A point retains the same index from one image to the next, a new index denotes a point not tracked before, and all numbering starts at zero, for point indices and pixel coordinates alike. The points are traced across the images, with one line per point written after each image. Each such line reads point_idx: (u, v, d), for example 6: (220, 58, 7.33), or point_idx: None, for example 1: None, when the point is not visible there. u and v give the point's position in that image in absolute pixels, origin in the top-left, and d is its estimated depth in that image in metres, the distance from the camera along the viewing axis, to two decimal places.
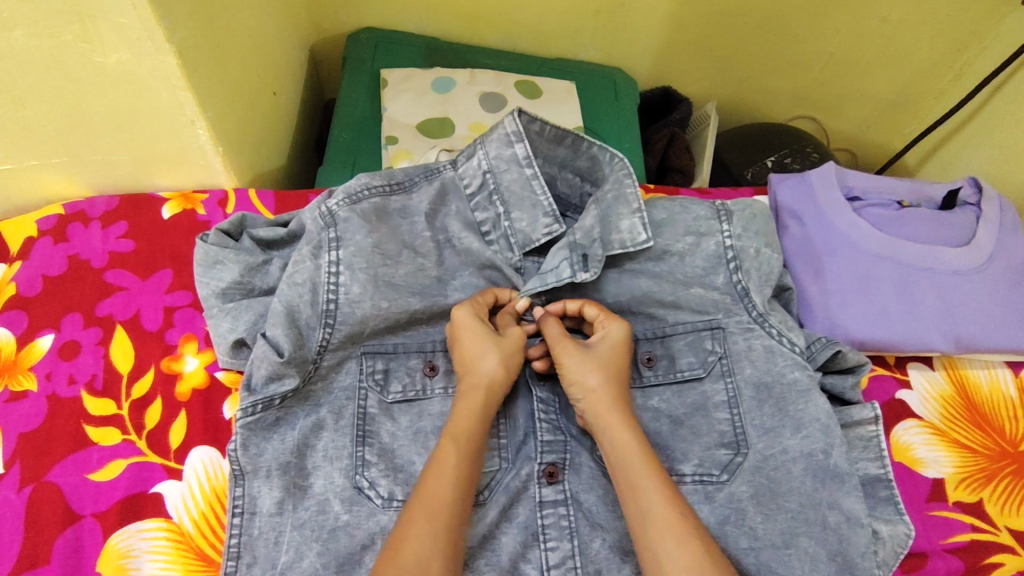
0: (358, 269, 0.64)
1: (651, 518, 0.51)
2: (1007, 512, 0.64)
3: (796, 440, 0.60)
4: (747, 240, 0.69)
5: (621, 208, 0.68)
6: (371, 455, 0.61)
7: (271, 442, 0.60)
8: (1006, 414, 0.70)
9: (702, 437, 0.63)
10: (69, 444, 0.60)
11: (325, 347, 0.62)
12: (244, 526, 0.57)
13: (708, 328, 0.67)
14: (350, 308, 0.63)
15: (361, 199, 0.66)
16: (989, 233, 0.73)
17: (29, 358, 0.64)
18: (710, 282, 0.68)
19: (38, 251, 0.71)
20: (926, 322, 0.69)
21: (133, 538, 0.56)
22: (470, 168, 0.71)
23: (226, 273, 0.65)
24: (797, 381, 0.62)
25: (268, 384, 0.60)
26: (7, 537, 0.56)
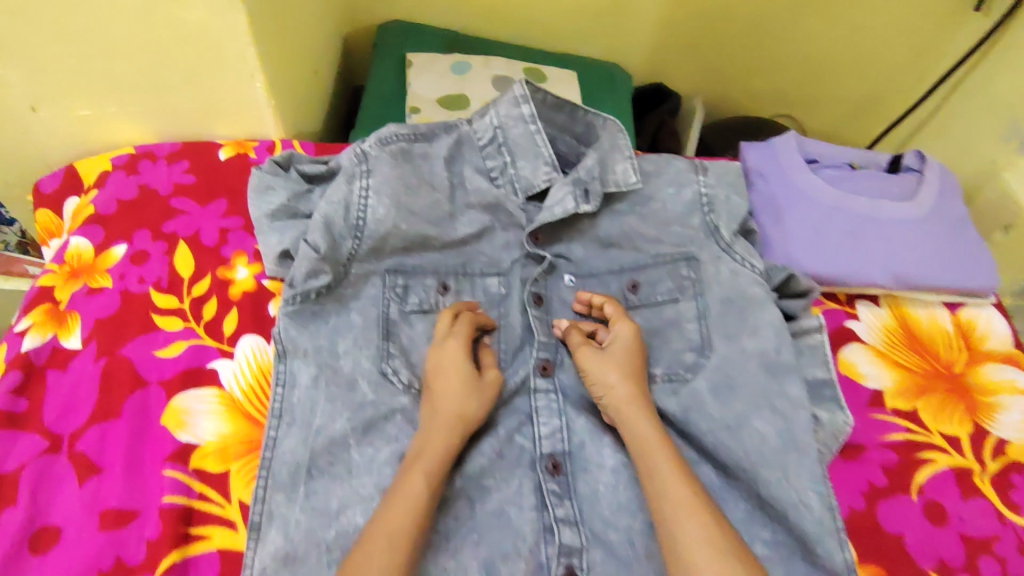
0: (384, 194, 0.76)
1: (665, 495, 0.58)
2: (939, 419, 0.74)
3: (753, 341, 0.72)
4: (718, 187, 0.81)
5: (616, 155, 0.81)
6: (394, 348, 0.72)
7: (308, 330, 0.70)
8: (942, 344, 0.80)
9: (673, 343, 0.74)
10: (139, 328, 0.71)
11: (353, 255, 0.74)
12: (285, 393, 0.67)
13: (684, 258, 0.78)
14: (376, 225, 0.75)
15: (390, 142, 0.79)
16: (930, 193, 0.85)
17: (104, 262, 0.76)
18: (687, 222, 0.80)
19: (112, 180, 0.83)
20: (871, 261, 0.80)
21: (192, 400, 0.67)
22: (482, 124, 0.83)
23: (275, 197, 0.77)
24: (756, 295, 0.74)
25: (304, 280, 0.71)
26: (86, 395, 0.67)
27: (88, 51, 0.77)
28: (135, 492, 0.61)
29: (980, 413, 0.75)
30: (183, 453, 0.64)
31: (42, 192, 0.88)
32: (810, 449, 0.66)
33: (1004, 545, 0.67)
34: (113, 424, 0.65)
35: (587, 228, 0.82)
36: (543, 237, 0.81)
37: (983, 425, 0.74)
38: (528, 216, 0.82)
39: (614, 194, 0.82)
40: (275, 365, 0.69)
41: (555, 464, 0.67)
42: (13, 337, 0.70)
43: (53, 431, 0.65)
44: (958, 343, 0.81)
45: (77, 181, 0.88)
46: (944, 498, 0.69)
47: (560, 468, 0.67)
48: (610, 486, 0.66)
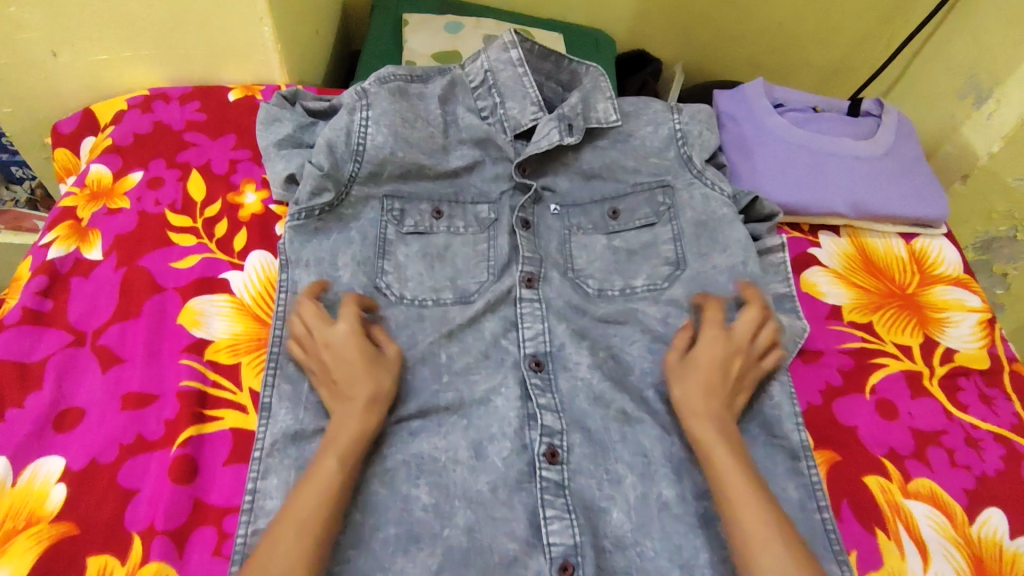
0: (382, 125, 0.81)
1: (741, 526, 0.57)
2: (892, 331, 0.80)
3: (722, 257, 0.79)
4: (692, 123, 0.87)
5: (597, 95, 0.87)
6: (388, 266, 0.76)
7: (312, 243, 0.76)
8: (896, 268, 0.87)
9: (651, 261, 0.81)
10: (155, 243, 0.77)
11: (354, 178, 0.79)
12: (288, 298, 0.72)
13: (660, 186, 0.84)
14: (374, 151, 0.80)
15: (388, 80, 0.84)
16: (888, 134, 0.92)
17: (123, 187, 0.82)
18: (664, 156, 0.86)
19: (128, 118, 0.89)
20: (831, 192, 0.87)
21: (206, 304, 0.73)
22: (474, 68, 0.87)
23: (283, 128, 0.83)
24: (725, 216, 0.81)
25: (308, 196, 0.77)
26: (108, 298, 0.72)
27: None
28: (154, 378, 0.67)
29: (930, 327, 0.82)
30: (198, 346, 0.69)
31: (60, 132, 0.94)
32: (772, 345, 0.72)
33: (952, 438, 0.73)
34: (132, 323, 0.70)
35: (570, 161, 0.87)
36: (530, 169, 0.87)
37: (933, 336, 0.81)
38: (516, 150, 0.86)
39: (595, 131, 0.87)
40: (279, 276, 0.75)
41: (537, 363, 0.72)
42: (40, 250, 0.76)
43: (78, 327, 0.70)
44: (911, 268, 0.88)
45: (93, 122, 0.94)
46: (896, 397, 0.75)
47: (541, 365, 0.72)
48: (587, 380, 0.71)
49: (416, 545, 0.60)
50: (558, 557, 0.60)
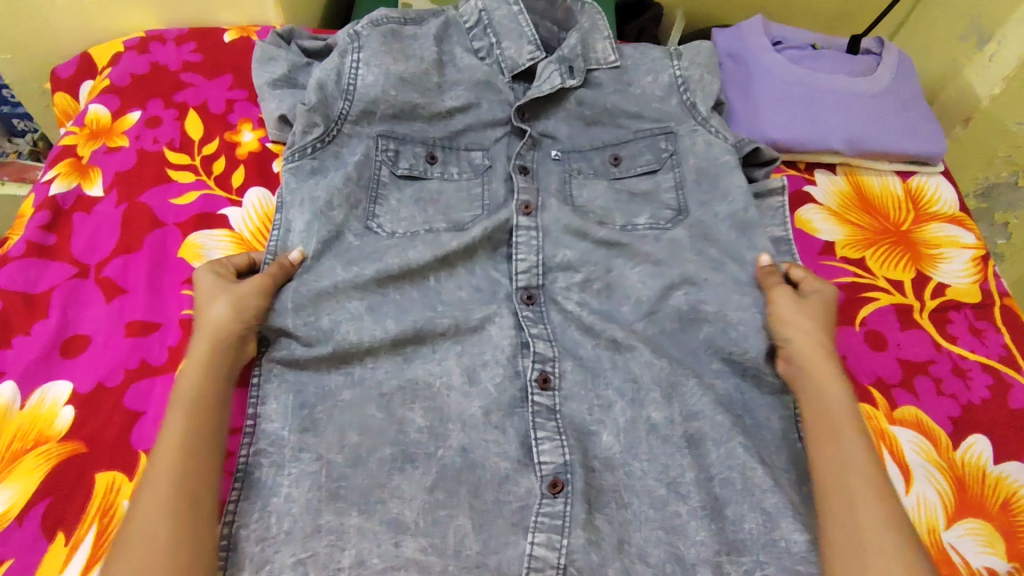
0: (373, 64, 0.79)
1: (850, 466, 0.57)
2: (885, 267, 0.81)
3: (725, 204, 0.78)
4: (690, 66, 0.86)
5: (595, 35, 0.86)
6: (381, 209, 0.76)
7: (306, 181, 0.75)
8: (892, 205, 0.88)
9: (653, 204, 0.80)
10: (155, 179, 0.78)
11: (345, 116, 0.78)
12: (280, 237, 0.72)
13: (662, 133, 0.83)
14: (366, 89, 0.79)
15: (382, 22, 0.82)
16: (887, 72, 0.91)
17: (121, 126, 0.83)
18: (665, 102, 0.84)
19: (125, 59, 0.89)
20: (826, 129, 0.87)
21: (205, 238, 0.74)
22: (468, 7, 0.86)
23: (276, 68, 0.83)
24: (728, 162, 0.80)
25: (301, 134, 0.76)
26: (111, 232, 0.74)
27: None
28: (156, 308, 0.68)
29: (923, 263, 0.82)
30: None
31: (58, 77, 0.94)
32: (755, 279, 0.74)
33: (939, 368, 0.74)
34: (134, 256, 0.72)
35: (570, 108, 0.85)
36: (529, 113, 0.84)
37: (924, 272, 0.81)
38: (517, 94, 0.85)
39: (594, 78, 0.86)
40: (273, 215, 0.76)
41: (530, 296, 0.73)
42: (42, 187, 0.77)
43: (81, 260, 0.72)
44: (907, 206, 0.88)
45: (90, 65, 0.94)
46: (886, 328, 0.76)
47: (533, 298, 0.73)
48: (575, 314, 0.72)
49: (411, 464, 0.62)
50: (548, 475, 0.61)
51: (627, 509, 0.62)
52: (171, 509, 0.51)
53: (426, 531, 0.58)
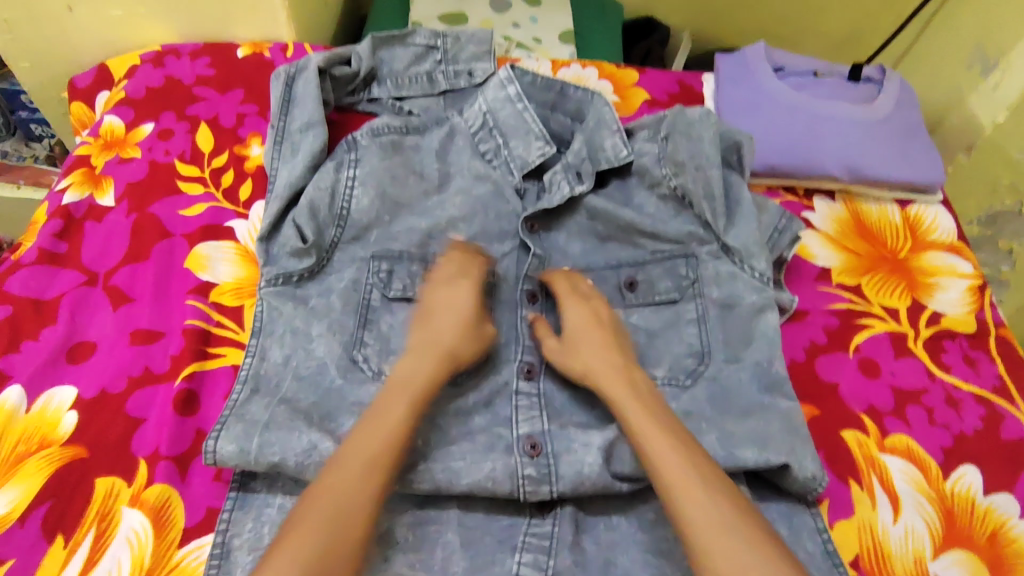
0: (369, 185, 0.78)
1: (665, 467, 0.55)
2: (880, 295, 0.82)
3: (750, 351, 0.73)
4: (710, 167, 0.79)
5: (603, 132, 0.84)
6: (369, 337, 0.70)
7: (285, 307, 0.70)
8: (890, 234, 0.88)
9: (674, 347, 0.74)
10: (165, 191, 0.80)
11: (336, 243, 0.75)
12: (254, 365, 0.67)
13: (683, 256, 0.78)
14: (360, 214, 0.77)
15: (381, 133, 0.82)
16: (887, 101, 0.92)
17: (134, 138, 0.85)
18: (673, 218, 0.81)
19: (140, 72, 0.92)
20: (824, 156, 0.87)
21: (211, 249, 0.76)
22: (473, 111, 0.86)
23: (295, 117, 0.81)
24: (754, 303, 0.75)
25: (288, 260, 0.72)
26: (119, 241, 0.76)
27: None
28: (162, 317, 0.70)
29: (918, 291, 0.83)
30: (204, 288, 0.72)
31: (76, 88, 0.97)
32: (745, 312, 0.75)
33: (932, 397, 0.75)
34: (142, 265, 0.74)
35: (577, 209, 0.83)
36: (539, 225, 0.82)
37: (920, 300, 0.82)
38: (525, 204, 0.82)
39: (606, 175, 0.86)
40: (249, 340, 0.69)
41: (530, 370, 0.69)
42: (55, 196, 0.79)
43: (91, 268, 0.74)
44: (905, 234, 0.88)
45: (108, 77, 0.97)
46: (879, 357, 0.77)
47: (533, 374, 0.69)
48: (579, 380, 0.71)
49: None
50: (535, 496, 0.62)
51: (615, 531, 0.62)
52: (368, 490, 0.54)
53: (415, 546, 0.58)
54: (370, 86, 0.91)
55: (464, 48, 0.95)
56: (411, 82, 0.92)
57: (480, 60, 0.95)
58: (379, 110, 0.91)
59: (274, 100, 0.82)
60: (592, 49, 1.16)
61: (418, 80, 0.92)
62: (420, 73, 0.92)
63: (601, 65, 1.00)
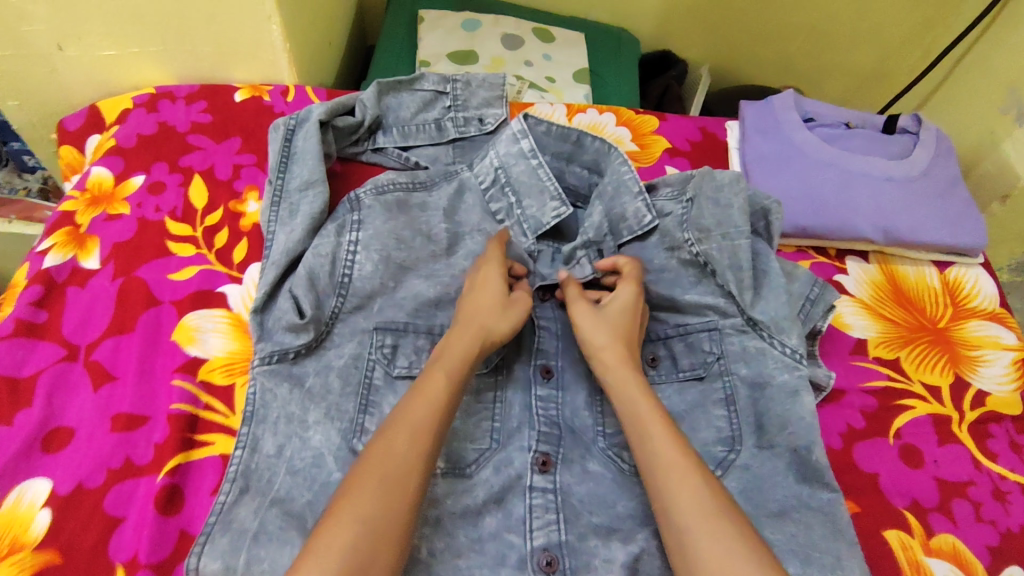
0: (372, 249, 0.73)
1: (660, 455, 0.56)
2: (921, 370, 0.76)
3: (784, 437, 0.67)
4: (738, 237, 0.74)
5: (624, 196, 0.79)
6: (370, 423, 0.64)
7: (281, 390, 0.65)
8: (929, 299, 0.82)
9: (701, 432, 0.68)
10: (154, 252, 0.75)
11: (337, 313, 0.70)
12: (244, 459, 0.61)
13: (706, 330, 0.74)
14: (362, 282, 0.71)
15: (386, 191, 0.77)
16: (924, 154, 0.86)
17: (123, 191, 0.80)
18: (697, 287, 0.75)
19: (132, 117, 0.87)
20: (858, 215, 0.82)
21: (201, 319, 0.70)
22: (483, 166, 0.81)
23: (293, 175, 0.76)
24: (786, 383, 0.69)
25: (284, 335, 0.67)
26: (103, 310, 0.70)
27: None
28: (146, 399, 0.65)
29: (961, 366, 0.77)
30: (192, 365, 0.67)
31: (65, 130, 0.92)
32: (777, 395, 0.69)
33: (979, 490, 0.69)
34: (127, 338, 0.69)
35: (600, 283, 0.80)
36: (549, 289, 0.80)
37: (964, 376, 0.76)
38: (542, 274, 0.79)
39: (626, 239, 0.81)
40: (239, 426, 0.64)
41: (544, 460, 0.64)
42: (36, 257, 0.74)
43: (71, 340, 0.68)
44: (945, 300, 0.83)
45: (100, 120, 0.92)
46: (921, 443, 0.71)
47: (548, 466, 0.64)
48: (598, 472, 0.66)
49: None
50: None
51: None
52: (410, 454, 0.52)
53: None
54: (374, 135, 0.86)
55: (474, 93, 0.90)
56: (418, 130, 0.86)
57: (491, 106, 0.90)
58: (384, 160, 0.85)
59: (272, 155, 0.77)
60: (607, 87, 1.11)
61: (426, 129, 0.87)
62: (428, 120, 0.87)
63: (618, 110, 0.95)
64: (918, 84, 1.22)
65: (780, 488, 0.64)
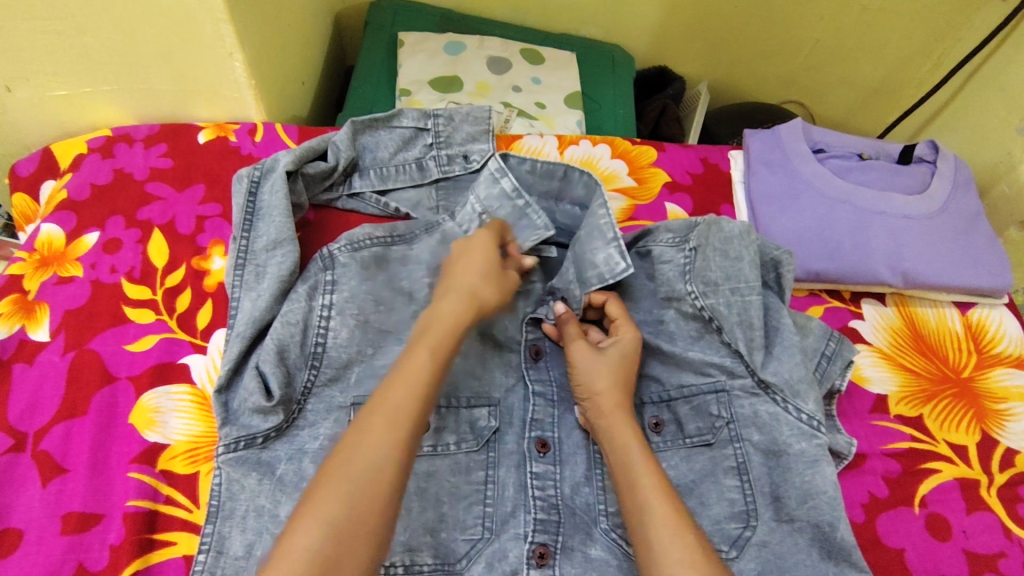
0: (348, 313, 0.66)
1: (648, 513, 0.50)
2: (946, 427, 0.70)
3: (803, 510, 0.60)
4: (750, 293, 0.66)
5: (597, 241, 0.72)
6: None
7: (249, 480, 0.59)
8: (950, 345, 0.77)
9: (713, 507, 0.61)
10: (108, 320, 0.69)
11: (310, 388, 0.63)
12: (211, 564, 0.55)
13: (712, 392, 0.66)
14: (338, 352, 0.65)
15: (362, 246, 0.70)
16: (942, 186, 0.81)
17: (76, 251, 0.74)
18: (700, 343, 0.68)
19: (86, 164, 0.80)
20: (876, 258, 0.76)
21: (161, 398, 0.64)
22: (465, 213, 0.75)
23: (264, 232, 0.71)
24: (804, 452, 0.62)
25: (251, 418, 0.61)
26: (51, 391, 0.64)
27: (55, 30, 0.71)
28: (99, 494, 0.59)
29: (987, 420, 0.72)
30: (150, 453, 0.61)
31: (17, 175, 0.83)
32: (794, 464, 0.62)
33: (1012, 563, 0.63)
34: (78, 422, 0.62)
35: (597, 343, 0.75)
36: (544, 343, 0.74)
37: (992, 433, 0.71)
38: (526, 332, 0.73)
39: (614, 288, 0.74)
40: (205, 524, 0.58)
41: (541, 552, 0.60)
42: None
43: (17, 427, 0.62)
44: (967, 346, 0.77)
45: (53, 163, 0.83)
46: (949, 512, 0.65)
47: (546, 559, 0.60)
48: (602, 559, 0.61)
49: None
50: None
51: None
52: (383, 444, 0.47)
53: None
54: (351, 179, 0.79)
55: (458, 129, 0.83)
56: (398, 172, 0.80)
57: (477, 141, 0.83)
58: (362, 206, 0.79)
59: (235, 210, 0.71)
60: (600, 110, 1.04)
61: (406, 169, 0.80)
62: (408, 160, 0.81)
63: (613, 141, 0.89)
64: (929, 99, 1.15)
65: (804, 569, 0.58)
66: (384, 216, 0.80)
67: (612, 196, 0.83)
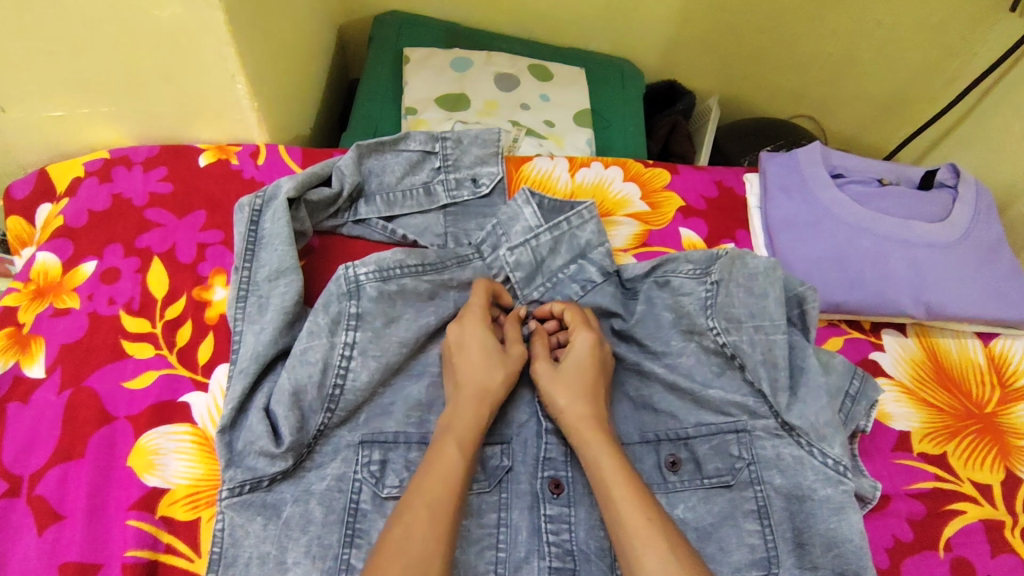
0: (370, 355, 0.63)
1: (622, 524, 0.50)
2: (971, 466, 0.68)
3: (827, 558, 0.58)
4: (774, 331, 0.65)
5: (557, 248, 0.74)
6: (357, 560, 0.56)
7: (253, 526, 0.56)
8: (973, 378, 0.75)
9: (733, 553, 0.59)
10: (106, 354, 0.66)
11: (322, 431, 0.61)
12: None
13: (733, 432, 0.64)
14: (355, 395, 0.62)
15: (392, 276, 0.66)
16: (964, 213, 0.79)
17: (73, 281, 0.71)
18: (721, 378, 0.66)
19: (84, 188, 0.78)
20: (899, 288, 0.74)
21: (161, 438, 0.62)
22: (498, 259, 0.74)
23: (266, 262, 0.68)
24: (830, 498, 0.60)
25: (257, 460, 0.58)
26: (47, 432, 0.61)
27: (52, 52, 0.69)
28: (96, 543, 0.56)
29: (1012, 457, 0.69)
30: (150, 499, 0.59)
31: (12, 197, 0.79)
32: (817, 511, 0.60)
33: None
34: (75, 465, 0.60)
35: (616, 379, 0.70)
36: None
37: (1016, 471, 0.69)
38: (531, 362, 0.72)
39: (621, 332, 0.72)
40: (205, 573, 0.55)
41: None
42: None
43: (12, 471, 0.59)
44: (989, 378, 0.75)
45: (49, 184, 0.80)
46: (975, 556, 0.63)
47: None
48: None
49: None
50: None
51: None
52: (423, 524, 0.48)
53: None
54: (356, 205, 0.77)
55: (466, 151, 0.81)
56: (404, 197, 0.78)
57: (486, 163, 0.81)
58: (367, 232, 0.77)
59: (236, 240, 0.69)
60: (610, 128, 1.02)
61: (413, 195, 0.78)
62: (415, 184, 0.79)
63: (626, 163, 0.87)
64: (942, 116, 1.12)
65: None
66: (390, 243, 0.77)
67: (623, 222, 0.81)
